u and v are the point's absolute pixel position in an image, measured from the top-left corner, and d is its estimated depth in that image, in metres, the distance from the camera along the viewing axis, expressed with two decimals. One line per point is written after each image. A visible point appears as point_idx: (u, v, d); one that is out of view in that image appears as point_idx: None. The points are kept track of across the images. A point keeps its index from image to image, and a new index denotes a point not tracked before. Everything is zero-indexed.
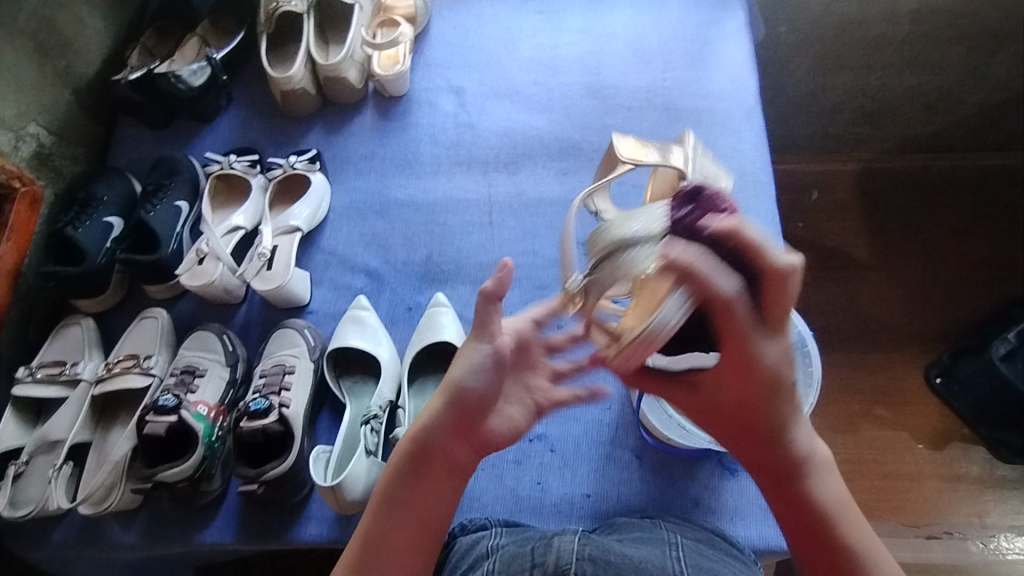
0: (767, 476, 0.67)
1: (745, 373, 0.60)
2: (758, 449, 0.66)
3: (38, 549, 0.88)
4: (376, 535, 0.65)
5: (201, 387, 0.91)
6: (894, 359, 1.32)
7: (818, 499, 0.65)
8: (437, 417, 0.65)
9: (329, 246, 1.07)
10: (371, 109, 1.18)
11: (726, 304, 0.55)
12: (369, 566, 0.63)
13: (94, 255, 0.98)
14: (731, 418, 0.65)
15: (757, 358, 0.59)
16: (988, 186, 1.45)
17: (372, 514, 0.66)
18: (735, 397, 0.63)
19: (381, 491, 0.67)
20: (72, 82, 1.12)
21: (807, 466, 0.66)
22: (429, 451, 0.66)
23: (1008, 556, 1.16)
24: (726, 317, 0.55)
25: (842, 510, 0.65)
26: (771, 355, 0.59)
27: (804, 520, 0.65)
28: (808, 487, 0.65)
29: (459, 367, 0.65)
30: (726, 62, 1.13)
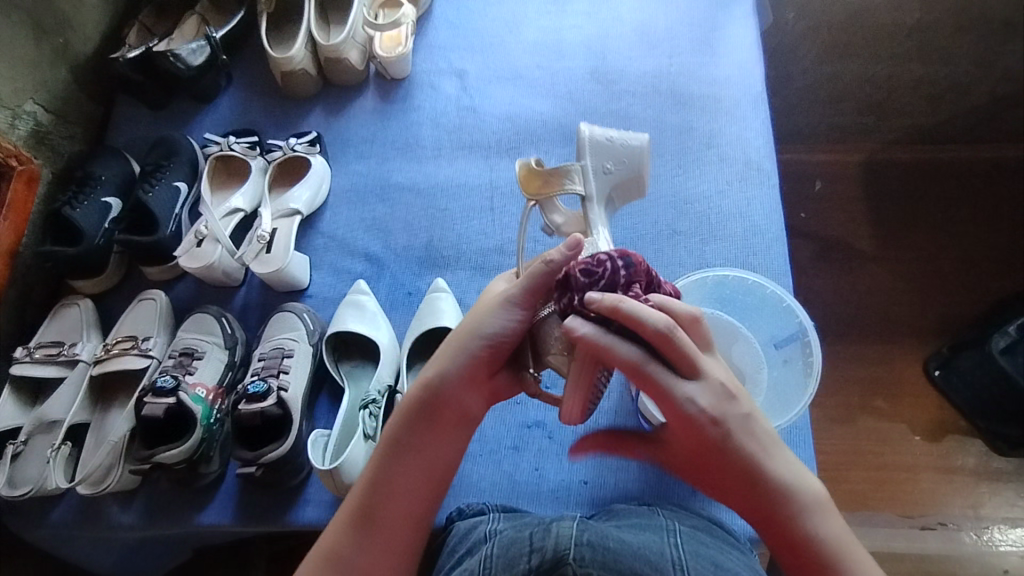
0: (763, 522, 0.60)
1: (684, 423, 0.60)
2: (735, 497, 0.62)
3: (36, 528, 0.88)
4: (385, 474, 0.64)
5: (198, 369, 0.91)
6: (894, 351, 1.31)
7: (811, 537, 0.58)
8: (452, 365, 0.65)
9: (329, 229, 1.06)
10: (372, 92, 1.17)
11: (625, 366, 0.58)
12: (370, 511, 0.63)
13: (92, 235, 0.98)
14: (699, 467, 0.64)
15: (682, 408, 0.59)
16: (993, 178, 1.44)
17: (380, 457, 0.65)
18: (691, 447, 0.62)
19: (389, 435, 0.66)
20: (69, 60, 1.11)
21: (795, 504, 0.59)
22: (440, 398, 0.65)
23: (1002, 547, 1.17)
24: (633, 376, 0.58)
25: (842, 549, 0.58)
26: (694, 401, 0.59)
27: (796, 558, 0.59)
28: (800, 526, 0.59)
29: (480, 317, 0.66)
30: (733, 48, 1.12)
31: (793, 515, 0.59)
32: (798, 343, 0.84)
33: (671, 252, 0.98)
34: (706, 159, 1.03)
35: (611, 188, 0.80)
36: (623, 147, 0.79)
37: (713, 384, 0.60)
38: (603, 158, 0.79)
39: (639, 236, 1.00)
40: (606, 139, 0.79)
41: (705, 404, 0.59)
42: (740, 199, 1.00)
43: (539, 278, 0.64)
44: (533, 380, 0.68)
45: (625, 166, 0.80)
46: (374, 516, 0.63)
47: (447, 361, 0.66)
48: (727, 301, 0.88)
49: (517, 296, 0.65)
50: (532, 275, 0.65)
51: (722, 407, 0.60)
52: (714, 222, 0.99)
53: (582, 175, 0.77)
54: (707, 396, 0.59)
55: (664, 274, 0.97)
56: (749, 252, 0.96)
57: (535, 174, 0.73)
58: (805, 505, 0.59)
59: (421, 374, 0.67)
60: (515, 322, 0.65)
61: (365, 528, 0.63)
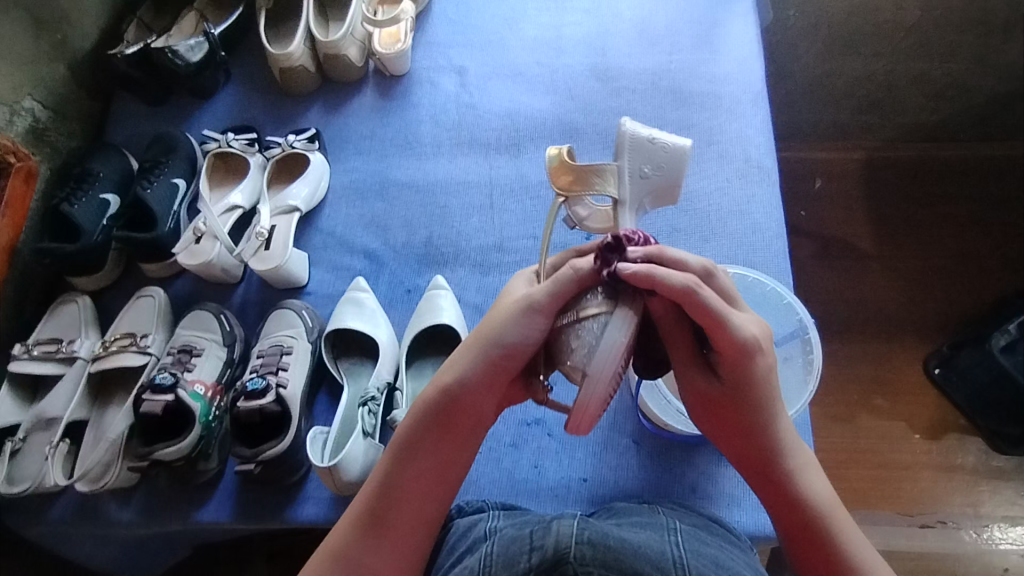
0: (754, 463, 0.65)
1: (736, 348, 0.60)
2: (743, 441, 0.65)
3: (35, 525, 0.88)
4: (394, 478, 0.64)
5: (197, 367, 0.91)
6: (894, 349, 1.31)
7: (805, 493, 0.63)
8: (471, 371, 0.65)
9: (328, 226, 1.06)
10: (371, 89, 1.17)
11: (691, 289, 0.58)
12: (379, 511, 0.64)
13: (90, 232, 0.97)
14: (732, 400, 0.64)
15: (738, 333, 0.60)
16: (993, 176, 1.44)
17: (390, 461, 0.66)
18: (733, 374, 0.62)
19: (402, 438, 0.66)
20: (68, 56, 1.10)
21: (792, 456, 0.65)
22: (455, 403, 0.65)
23: (1001, 546, 1.17)
24: (696, 301, 0.58)
25: (830, 505, 0.63)
26: (747, 328, 0.61)
27: (790, 510, 0.64)
28: (794, 479, 0.64)
29: (498, 325, 0.64)
30: (733, 45, 1.11)
31: (789, 468, 0.64)
32: (798, 341, 0.84)
33: (671, 249, 0.98)
34: (706, 157, 1.03)
35: (644, 193, 0.79)
36: (661, 151, 0.79)
37: (755, 320, 0.63)
38: (642, 160, 0.78)
39: (639, 233, 0.99)
40: (647, 141, 0.78)
41: (755, 333, 0.61)
42: (741, 197, 0.99)
43: (568, 284, 0.61)
44: (541, 388, 0.68)
45: (661, 173, 0.79)
46: (383, 518, 0.64)
47: (466, 366, 0.65)
48: None
49: (540, 303, 0.62)
50: (558, 281, 0.62)
51: (765, 340, 0.62)
52: (714, 220, 0.98)
53: (616, 176, 0.77)
54: (753, 327, 0.62)
55: None
56: (749, 250, 0.95)
57: (569, 168, 0.74)
58: (800, 463, 0.65)
59: (438, 379, 0.67)
60: (538, 329, 0.63)
61: (373, 528, 0.64)
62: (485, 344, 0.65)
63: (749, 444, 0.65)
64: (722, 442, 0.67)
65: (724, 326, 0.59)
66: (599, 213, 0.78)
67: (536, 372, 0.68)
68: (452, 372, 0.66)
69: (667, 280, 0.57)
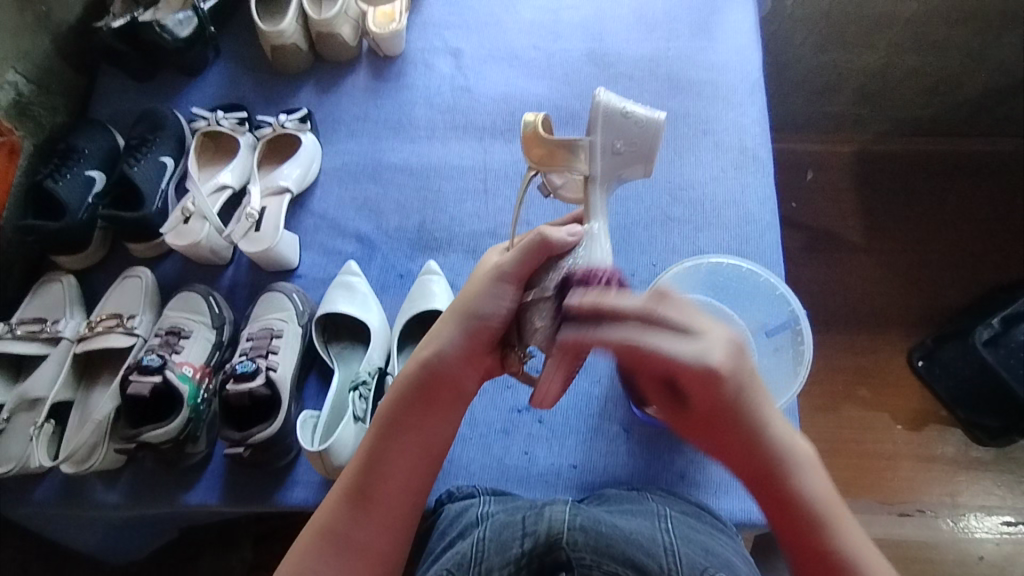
0: (754, 481, 0.62)
1: (703, 382, 0.55)
2: (737, 457, 0.61)
3: (19, 506, 0.87)
4: (378, 456, 0.64)
5: (185, 348, 0.90)
6: (880, 341, 1.33)
7: (805, 496, 0.61)
8: (450, 341, 0.65)
9: (319, 209, 1.04)
10: (365, 68, 1.15)
11: (633, 337, 0.54)
12: (365, 489, 0.63)
13: (76, 210, 0.95)
14: (711, 424, 0.59)
15: (698, 367, 0.54)
16: (982, 171, 1.45)
17: (373, 439, 0.65)
18: (706, 406, 0.57)
19: (384, 414, 0.66)
20: (52, 29, 1.07)
21: (789, 467, 0.61)
22: (436, 376, 0.65)
23: (977, 534, 1.20)
24: (644, 347, 0.53)
25: (825, 504, 0.61)
26: (705, 357, 0.54)
27: (797, 529, 0.61)
28: (794, 492, 0.61)
29: (475, 296, 0.65)
30: (731, 33, 1.11)
31: (789, 475, 0.61)
32: (789, 332, 0.85)
33: (664, 239, 0.98)
34: (701, 146, 1.03)
35: (616, 169, 0.74)
36: (636, 126, 0.72)
37: (722, 339, 0.56)
38: (615, 136, 0.72)
39: (633, 222, 0.99)
40: (621, 114, 0.72)
41: (720, 361, 0.55)
42: (736, 186, 0.99)
43: (533, 251, 0.64)
44: (517, 360, 0.66)
45: (635, 149, 0.73)
46: (369, 495, 0.63)
47: (448, 338, 0.65)
48: (721, 287, 0.87)
49: (510, 270, 0.65)
50: (527, 250, 0.64)
51: (735, 361, 0.56)
52: (709, 210, 0.98)
53: (588, 152, 0.72)
54: (720, 351, 0.55)
55: (657, 260, 0.97)
56: (742, 241, 0.96)
57: (540, 140, 0.72)
58: (796, 469, 0.61)
59: (418, 353, 0.67)
60: (511, 300, 0.65)
61: (360, 506, 0.63)
62: (464, 318, 0.65)
63: (744, 461, 0.61)
64: (719, 457, 0.62)
65: (677, 365, 0.54)
66: (575, 182, 0.78)
67: (512, 345, 0.67)
68: (432, 347, 0.66)
69: (605, 336, 0.54)
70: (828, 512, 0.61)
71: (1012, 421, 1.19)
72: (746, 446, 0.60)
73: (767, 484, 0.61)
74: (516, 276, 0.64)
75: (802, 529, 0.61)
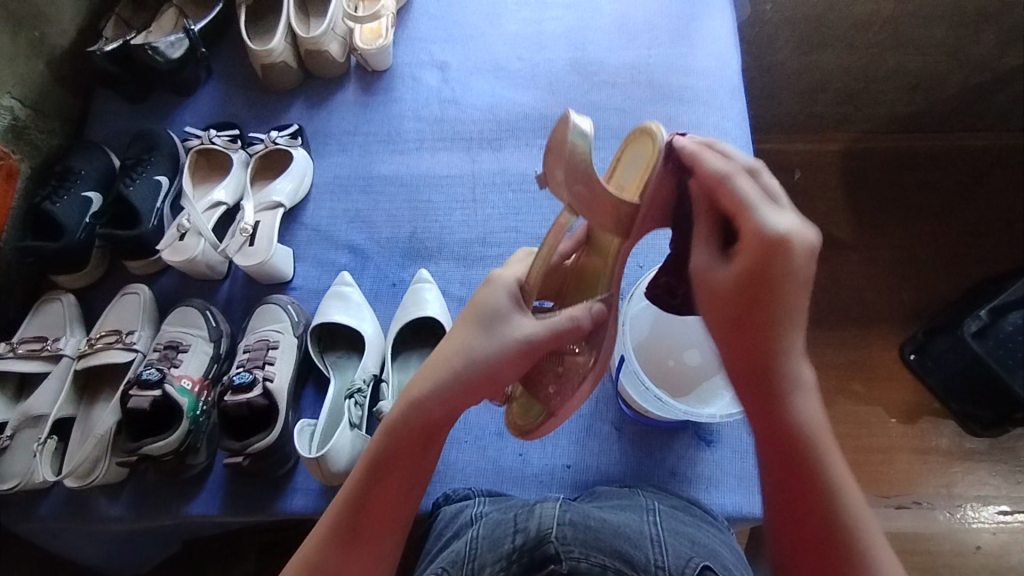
0: (748, 376, 0.60)
1: (761, 241, 0.58)
2: (743, 342, 0.59)
3: (25, 521, 0.88)
4: (364, 495, 0.63)
5: (183, 362, 0.92)
6: (870, 336, 1.35)
7: (798, 414, 0.58)
8: (456, 400, 0.64)
9: (312, 222, 1.07)
10: (354, 84, 1.17)
11: (724, 176, 0.62)
12: (352, 525, 0.63)
13: (74, 231, 0.97)
14: (736, 298, 0.59)
15: (766, 227, 0.58)
16: (964, 166, 1.48)
17: (362, 478, 0.64)
18: (745, 271, 0.59)
19: (371, 455, 0.64)
20: (46, 54, 1.10)
21: (791, 378, 0.58)
22: (434, 426, 0.64)
23: (974, 524, 1.21)
24: (728, 188, 0.61)
25: (823, 435, 0.58)
26: (777, 223, 0.58)
27: (780, 440, 0.58)
28: (790, 404, 0.58)
29: (485, 360, 0.63)
30: (710, 40, 1.14)
31: (787, 386, 0.58)
32: None
33: (650, 241, 1.00)
34: None
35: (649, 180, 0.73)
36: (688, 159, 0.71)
37: (795, 220, 0.60)
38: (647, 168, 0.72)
39: None
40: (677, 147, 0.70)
41: (787, 230, 0.58)
42: None
43: (565, 331, 0.65)
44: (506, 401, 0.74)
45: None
46: (357, 529, 0.63)
47: (445, 398, 0.63)
48: None
49: (539, 345, 0.64)
50: (557, 327, 0.64)
51: (802, 242, 0.58)
52: None
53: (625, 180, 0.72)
54: (790, 224, 0.59)
55: (644, 262, 0.99)
56: None
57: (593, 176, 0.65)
58: (800, 385, 0.59)
59: (405, 398, 0.64)
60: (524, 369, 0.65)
61: (349, 542, 0.63)
62: (470, 382, 0.63)
63: (747, 352, 0.59)
64: (724, 338, 0.61)
65: (750, 218, 0.59)
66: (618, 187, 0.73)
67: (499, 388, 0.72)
68: (428, 399, 0.63)
69: (709, 162, 0.63)
70: (820, 441, 0.58)
71: (1003, 411, 1.20)
72: (754, 333, 0.59)
73: (763, 384, 0.59)
74: (537, 355, 0.64)
75: (789, 444, 0.58)
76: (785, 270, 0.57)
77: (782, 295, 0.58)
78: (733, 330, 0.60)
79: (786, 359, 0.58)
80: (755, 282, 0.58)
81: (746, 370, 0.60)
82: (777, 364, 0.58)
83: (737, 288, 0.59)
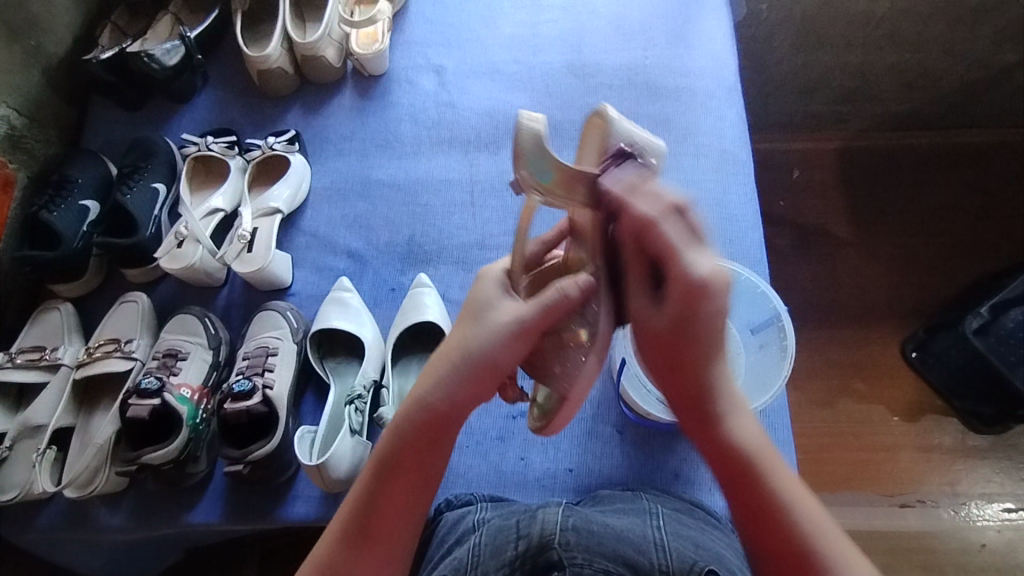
0: (686, 408, 0.61)
1: (684, 292, 0.53)
2: (678, 382, 0.59)
3: (24, 533, 0.88)
4: (373, 496, 0.63)
5: (182, 370, 0.91)
6: (872, 334, 1.34)
7: (736, 435, 0.60)
8: (455, 388, 0.62)
9: (310, 228, 1.06)
10: (351, 89, 1.17)
11: (649, 220, 0.54)
12: (362, 526, 0.63)
13: (71, 239, 0.97)
14: (662, 346, 0.57)
15: (689, 277, 0.53)
16: (962, 163, 1.48)
17: (371, 478, 0.64)
18: (670, 323, 0.55)
19: (381, 454, 0.64)
20: (42, 63, 1.10)
21: (723, 405, 0.61)
22: (439, 418, 0.63)
23: (979, 522, 1.21)
24: (654, 234, 0.53)
25: (762, 450, 0.61)
26: (700, 270, 0.53)
27: (726, 463, 0.61)
28: (726, 428, 0.61)
29: (479, 344, 0.62)
30: (707, 40, 1.13)
31: (721, 412, 0.61)
32: (773, 328, 0.86)
33: None
34: (682, 149, 1.05)
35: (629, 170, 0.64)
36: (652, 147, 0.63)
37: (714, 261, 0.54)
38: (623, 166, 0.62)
39: None
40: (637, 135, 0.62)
41: (709, 276, 0.53)
42: (717, 187, 1.01)
43: (554, 309, 0.60)
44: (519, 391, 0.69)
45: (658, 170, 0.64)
46: (367, 530, 0.63)
47: (446, 386, 0.63)
48: None
49: (529, 325, 0.61)
50: (548, 306, 0.60)
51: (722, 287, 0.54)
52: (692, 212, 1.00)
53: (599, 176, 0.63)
54: (710, 268, 0.54)
55: None
56: (726, 241, 0.98)
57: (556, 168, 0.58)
58: (732, 407, 0.61)
59: (413, 396, 0.65)
60: (522, 353, 0.62)
61: (358, 543, 0.63)
62: (466, 368, 0.62)
63: (682, 390, 0.60)
64: (659, 377, 0.61)
65: (677, 269, 0.53)
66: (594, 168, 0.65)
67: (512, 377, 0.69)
68: (431, 390, 0.63)
69: (634, 204, 0.55)
70: (762, 458, 0.60)
71: (1006, 407, 1.22)
72: (687, 376, 0.58)
73: (701, 415, 0.61)
74: (529, 336, 0.61)
75: (735, 466, 0.60)
76: (707, 318, 0.54)
77: (706, 340, 0.56)
78: (669, 372, 0.59)
79: (718, 389, 0.60)
80: (681, 331, 0.55)
81: (684, 405, 0.61)
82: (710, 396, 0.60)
83: (665, 338, 0.56)
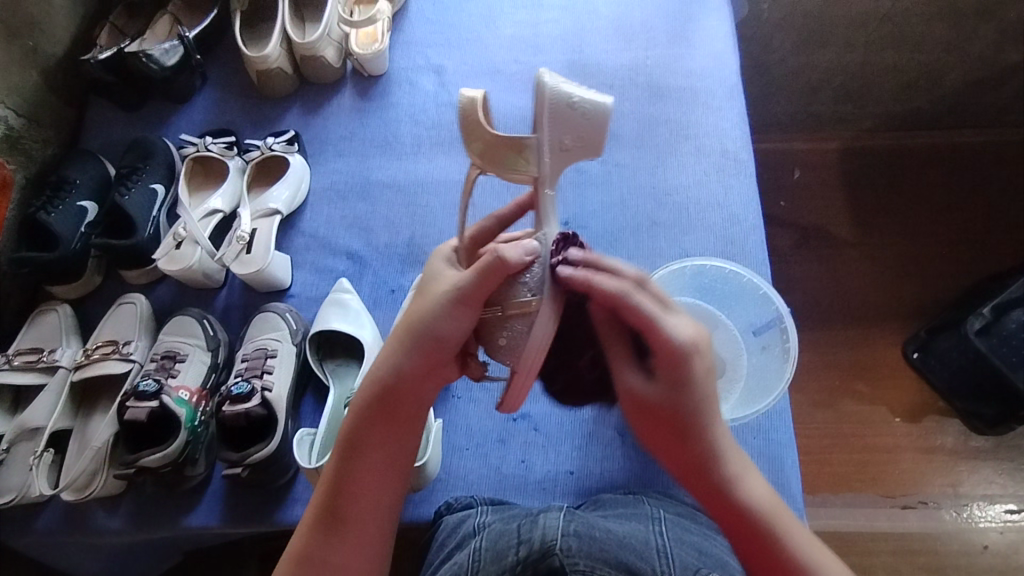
0: (695, 477, 0.60)
1: (673, 353, 0.57)
2: (682, 448, 0.59)
3: (22, 536, 0.87)
4: (342, 476, 0.63)
5: (181, 372, 0.91)
6: (873, 335, 1.34)
7: (749, 498, 0.59)
8: (403, 361, 0.63)
9: (310, 229, 1.06)
10: (350, 89, 1.17)
11: (622, 293, 0.59)
12: (335, 511, 0.62)
13: (69, 240, 0.97)
14: (661, 411, 0.59)
15: (674, 337, 0.57)
16: (964, 163, 1.47)
17: (337, 459, 0.64)
18: (667, 387, 0.58)
19: (346, 435, 0.65)
20: (40, 63, 1.09)
21: (731, 468, 0.59)
22: (392, 391, 0.63)
23: (981, 524, 1.20)
24: (631, 306, 0.58)
25: (776, 510, 0.59)
26: (682, 330, 0.58)
27: (744, 530, 0.58)
28: (740, 492, 0.59)
29: (422, 316, 0.62)
30: (708, 39, 1.13)
31: (731, 476, 0.59)
32: (775, 330, 0.86)
33: (650, 243, 0.99)
34: (683, 150, 1.05)
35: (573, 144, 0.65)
36: (581, 118, 0.63)
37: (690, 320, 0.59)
38: (562, 130, 0.64)
39: (620, 228, 1.01)
40: (567, 105, 0.63)
41: (691, 335, 0.58)
42: (718, 188, 1.01)
43: (488, 273, 0.60)
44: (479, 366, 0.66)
45: (583, 147, 0.65)
46: (340, 514, 0.62)
47: (394, 359, 0.63)
48: (707, 290, 0.89)
49: (466, 290, 0.60)
50: (480, 270, 0.60)
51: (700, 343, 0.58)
52: (693, 213, 1.00)
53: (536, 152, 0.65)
54: (689, 329, 0.58)
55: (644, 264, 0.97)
56: (727, 242, 0.97)
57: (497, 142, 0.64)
58: (740, 471, 0.60)
59: (371, 373, 0.66)
60: (467, 321, 0.61)
61: (332, 527, 0.62)
62: (413, 340, 0.62)
63: (688, 455, 0.59)
64: (662, 446, 0.60)
65: (657, 333, 0.57)
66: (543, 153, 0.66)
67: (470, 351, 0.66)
68: (382, 365, 0.64)
69: (601, 285, 0.59)
70: (779, 519, 0.58)
71: (1008, 408, 1.19)
72: (690, 439, 0.58)
73: (712, 481, 0.59)
74: (468, 302, 0.61)
75: (755, 531, 0.58)
76: (692, 376, 0.58)
77: (701, 396, 0.58)
78: (672, 439, 0.59)
79: (722, 452, 0.59)
80: (678, 392, 0.58)
81: (692, 474, 0.59)
82: (716, 459, 0.59)
83: (662, 403, 0.58)
